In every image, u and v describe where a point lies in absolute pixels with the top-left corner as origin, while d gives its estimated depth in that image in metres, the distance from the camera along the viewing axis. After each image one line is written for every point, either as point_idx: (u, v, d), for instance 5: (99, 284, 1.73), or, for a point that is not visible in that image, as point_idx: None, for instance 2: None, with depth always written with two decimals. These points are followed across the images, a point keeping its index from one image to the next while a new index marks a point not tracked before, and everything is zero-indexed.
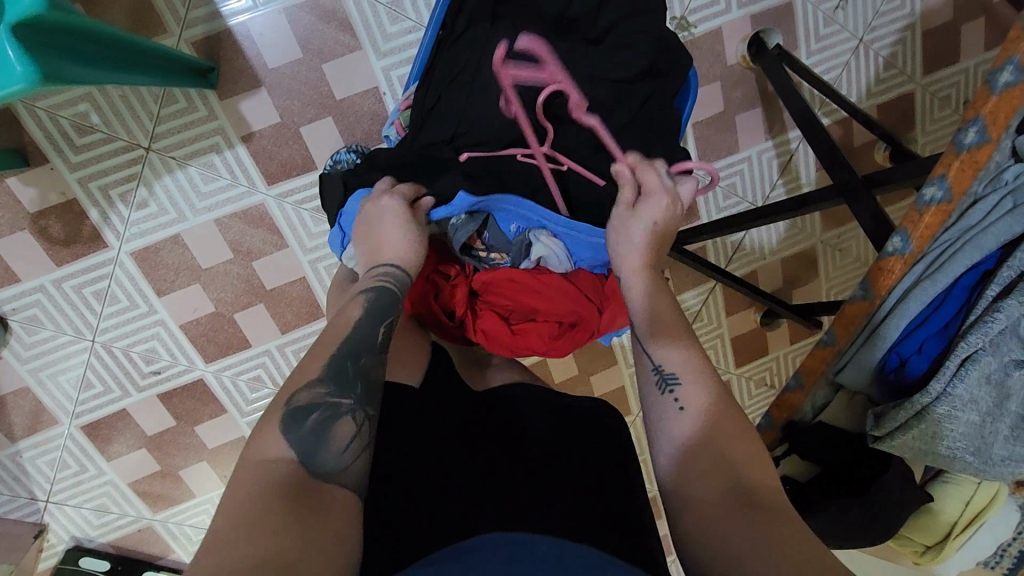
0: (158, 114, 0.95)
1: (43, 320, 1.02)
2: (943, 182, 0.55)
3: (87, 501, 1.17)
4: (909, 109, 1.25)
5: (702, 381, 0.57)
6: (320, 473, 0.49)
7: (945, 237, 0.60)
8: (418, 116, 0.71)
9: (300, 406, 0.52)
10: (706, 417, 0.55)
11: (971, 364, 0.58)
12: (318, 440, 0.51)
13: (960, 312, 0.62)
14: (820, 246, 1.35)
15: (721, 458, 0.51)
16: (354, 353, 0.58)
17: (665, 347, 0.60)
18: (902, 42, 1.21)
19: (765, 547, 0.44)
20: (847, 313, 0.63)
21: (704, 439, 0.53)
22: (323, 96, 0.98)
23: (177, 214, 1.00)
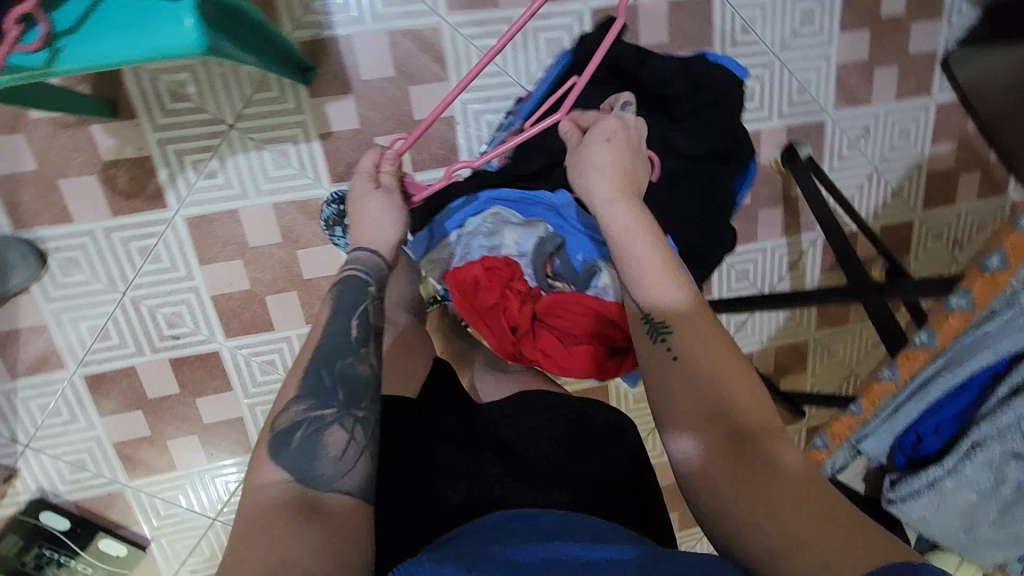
0: (249, 97, 1.01)
1: (82, 265, 1.03)
2: (967, 294, 0.69)
3: (67, 453, 1.15)
4: (906, 235, 1.40)
5: (693, 329, 0.62)
6: (320, 486, 0.56)
7: (969, 337, 0.69)
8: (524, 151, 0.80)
9: (283, 428, 0.59)
10: (701, 362, 0.60)
11: (979, 448, 0.67)
12: (311, 454, 0.58)
13: (974, 404, 0.71)
14: (812, 342, 1.45)
15: (714, 400, 0.58)
16: (328, 360, 0.64)
17: (652, 293, 0.64)
18: (910, 177, 1.36)
19: (755, 493, 0.52)
20: (875, 388, 0.78)
21: (698, 382, 0.59)
22: (403, 114, 1.06)
23: (240, 190, 1.05)
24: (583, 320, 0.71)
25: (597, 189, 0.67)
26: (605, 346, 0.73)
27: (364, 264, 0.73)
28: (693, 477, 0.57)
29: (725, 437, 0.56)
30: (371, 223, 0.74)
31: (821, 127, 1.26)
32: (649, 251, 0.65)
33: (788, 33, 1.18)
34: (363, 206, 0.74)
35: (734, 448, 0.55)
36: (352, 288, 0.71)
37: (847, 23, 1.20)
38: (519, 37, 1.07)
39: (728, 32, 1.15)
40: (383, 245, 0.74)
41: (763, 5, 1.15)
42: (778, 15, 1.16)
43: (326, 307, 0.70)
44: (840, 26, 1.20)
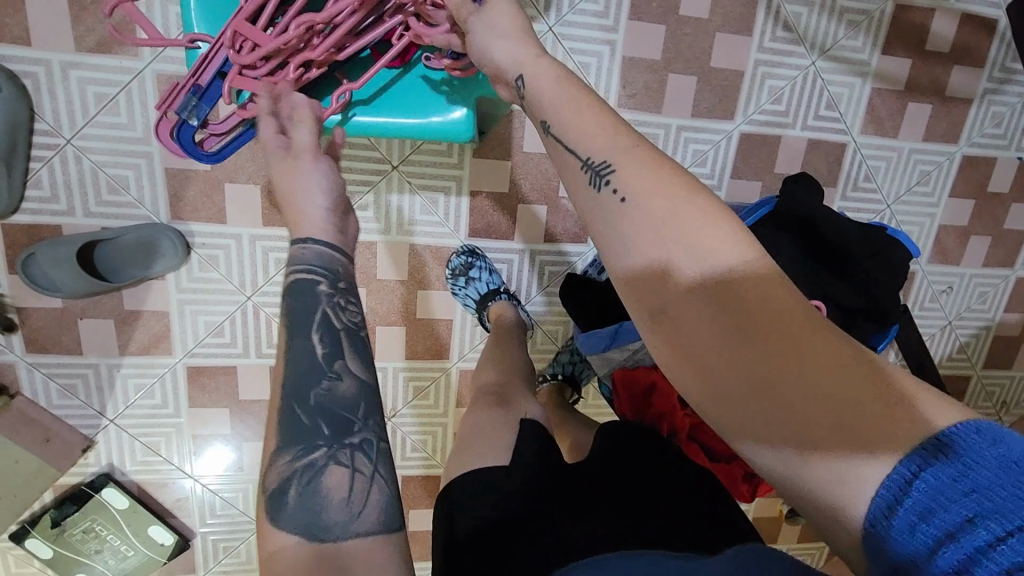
0: (417, 145, 1.07)
1: (220, 263, 1.07)
2: None
3: (145, 435, 1.16)
4: (962, 388, 1.48)
5: (647, 172, 0.48)
6: (334, 535, 0.54)
7: None
8: None
9: (275, 489, 0.56)
10: (659, 217, 0.46)
11: None
12: (313, 503, 0.55)
13: None
14: None
15: (696, 267, 0.45)
16: (300, 394, 0.60)
17: (600, 148, 0.50)
18: (977, 336, 1.44)
19: (765, 386, 0.42)
20: None
21: (659, 239, 0.46)
22: (549, 189, 1.13)
23: (384, 227, 1.10)
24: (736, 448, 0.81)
25: (502, 57, 0.57)
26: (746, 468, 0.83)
27: (306, 261, 0.66)
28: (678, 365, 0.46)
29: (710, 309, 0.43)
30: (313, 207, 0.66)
31: (912, 276, 1.35)
32: (597, 121, 0.51)
33: (903, 188, 1.27)
34: (309, 185, 0.66)
35: (724, 325, 0.43)
36: (303, 291, 0.64)
37: (957, 190, 1.30)
38: (671, 143, 1.14)
39: (852, 176, 1.24)
40: (316, 227, 0.66)
41: (888, 159, 1.24)
42: (899, 171, 1.26)
43: (284, 328, 0.64)
44: (951, 191, 1.29)
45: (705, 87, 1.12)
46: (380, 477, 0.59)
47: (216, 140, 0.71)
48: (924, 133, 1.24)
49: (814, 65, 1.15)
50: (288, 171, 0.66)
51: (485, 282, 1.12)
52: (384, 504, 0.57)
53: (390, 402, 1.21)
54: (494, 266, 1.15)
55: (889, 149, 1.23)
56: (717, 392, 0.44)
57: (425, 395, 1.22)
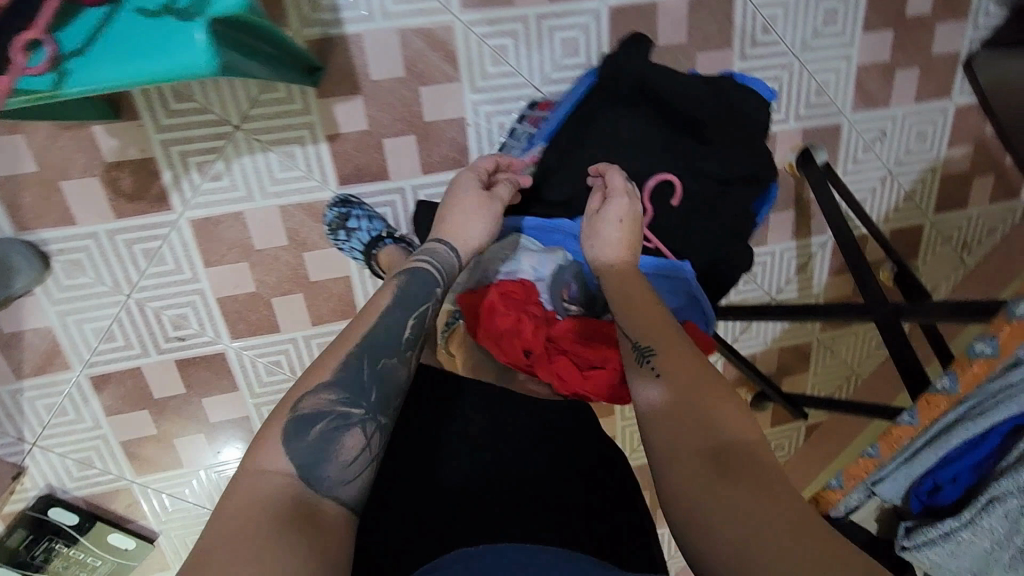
0: (254, 98, 0.97)
1: (86, 266, 1.02)
2: (993, 341, 0.57)
3: (73, 452, 1.15)
4: (914, 239, 1.39)
5: (673, 352, 0.62)
6: (320, 489, 0.57)
7: (989, 386, 0.59)
8: (540, 176, 0.78)
9: (304, 413, 0.59)
10: (679, 385, 0.59)
11: (998, 502, 0.57)
12: (322, 450, 0.58)
13: (994, 454, 0.61)
14: (815, 344, 1.46)
15: (700, 426, 0.56)
16: (373, 355, 0.64)
17: (633, 312, 0.66)
18: (923, 181, 1.34)
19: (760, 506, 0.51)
20: (890, 434, 0.66)
21: (681, 399, 0.58)
22: (413, 116, 1.03)
23: (246, 193, 1.02)
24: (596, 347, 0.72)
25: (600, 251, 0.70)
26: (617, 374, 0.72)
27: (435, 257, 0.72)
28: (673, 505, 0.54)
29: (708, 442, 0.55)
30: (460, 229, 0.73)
31: (838, 129, 1.24)
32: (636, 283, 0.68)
33: (810, 34, 1.15)
34: (469, 206, 0.74)
35: (716, 467, 0.53)
36: (420, 279, 0.70)
37: (870, 23, 1.17)
38: (534, 37, 1.03)
39: (748, 33, 1.12)
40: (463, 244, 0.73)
41: (785, 3, 1.12)
42: (801, 16, 1.13)
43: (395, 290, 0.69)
44: (863, 26, 1.17)
45: None
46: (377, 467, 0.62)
47: None
48: None
49: None
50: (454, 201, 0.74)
51: (367, 230, 1.05)
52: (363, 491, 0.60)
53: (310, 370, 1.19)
54: (375, 211, 1.07)
55: None
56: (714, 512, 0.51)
57: None
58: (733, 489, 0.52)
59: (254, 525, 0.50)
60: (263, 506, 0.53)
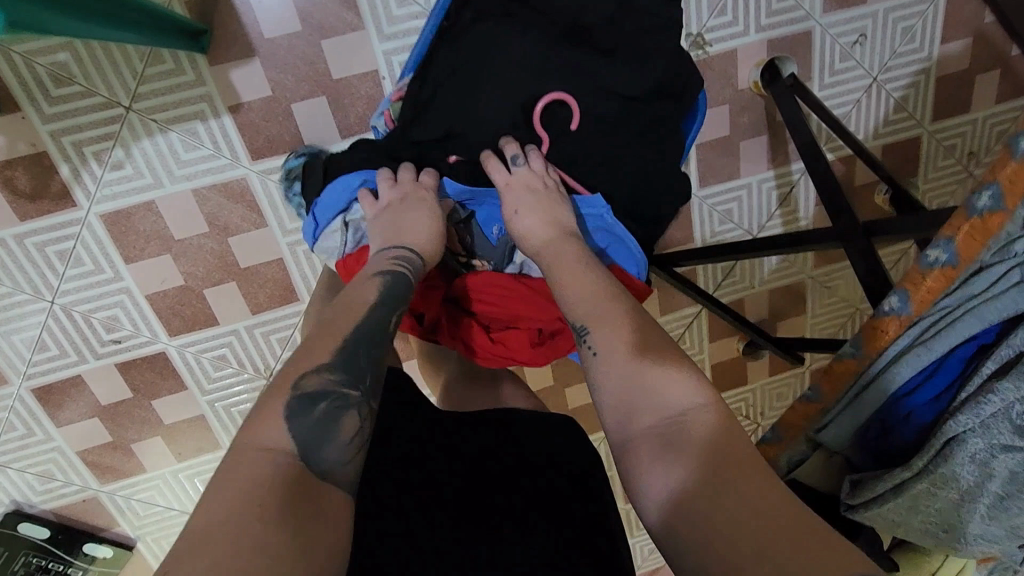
0: (141, 73, 0.90)
1: (1, 275, 0.97)
2: (949, 246, 0.48)
3: (31, 466, 1.13)
4: (915, 153, 1.23)
5: (613, 322, 0.54)
6: (319, 471, 0.44)
7: (943, 303, 0.51)
8: (409, 111, 0.65)
9: (306, 393, 0.47)
10: (620, 357, 0.51)
11: (958, 443, 0.47)
12: (324, 432, 0.46)
13: (956, 383, 0.52)
14: (809, 282, 1.32)
15: (645, 401, 0.49)
16: (370, 341, 0.53)
17: (568, 284, 0.57)
18: (916, 86, 1.18)
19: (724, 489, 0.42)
20: (834, 371, 0.57)
21: (622, 375, 0.51)
22: (319, 74, 0.94)
23: (152, 179, 0.95)
24: (505, 303, 0.65)
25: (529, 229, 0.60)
26: (534, 330, 0.66)
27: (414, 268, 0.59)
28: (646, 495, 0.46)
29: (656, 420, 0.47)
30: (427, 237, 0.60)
31: (805, 37, 1.10)
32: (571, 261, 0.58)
33: None
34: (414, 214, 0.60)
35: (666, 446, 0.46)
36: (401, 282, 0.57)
37: None
38: None
39: None
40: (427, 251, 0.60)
41: None
42: None
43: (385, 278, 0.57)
44: None
45: None
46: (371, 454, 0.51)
47: None
48: None
49: None
50: (394, 213, 0.60)
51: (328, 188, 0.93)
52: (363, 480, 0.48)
53: (259, 362, 1.12)
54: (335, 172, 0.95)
55: None
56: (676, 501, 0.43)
57: (292, 345, 1.12)
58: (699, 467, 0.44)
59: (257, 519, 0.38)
60: (261, 491, 0.40)
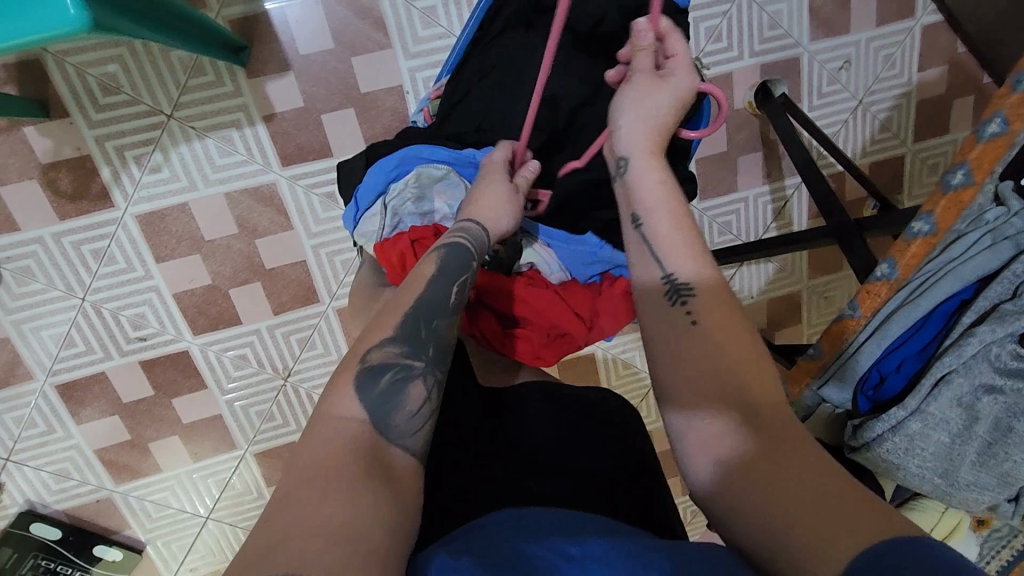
0: (183, 84, 0.97)
1: (36, 273, 1.02)
2: (929, 218, 0.60)
3: (49, 464, 1.14)
4: (900, 171, 1.31)
5: (713, 297, 0.56)
6: (388, 437, 0.49)
7: (929, 267, 0.63)
8: (445, 108, 0.72)
9: (372, 364, 0.52)
10: (720, 331, 0.54)
11: (943, 384, 0.59)
12: (389, 400, 0.50)
13: (939, 335, 0.63)
14: (806, 292, 1.38)
15: (720, 377, 0.52)
16: (426, 316, 0.56)
17: (671, 256, 0.59)
18: (898, 108, 1.27)
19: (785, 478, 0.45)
20: (834, 329, 0.67)
21: (711, 354, 0.53)
22: (348, 88, 1.01)
23: (188, 182, 1.01)
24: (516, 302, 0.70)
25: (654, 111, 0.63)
26: (545, 332, 0.72)
27: (469, 235, 0.62)
28: (706, 477, 0.49)
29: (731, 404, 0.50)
30: (492, 199, 0.63)
31: (795, 63, 1.19)
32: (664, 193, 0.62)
33: None
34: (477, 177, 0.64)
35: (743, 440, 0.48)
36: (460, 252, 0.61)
37: None
38: None
39: None
40: (486, 212, 0.63)
41: None
42: None
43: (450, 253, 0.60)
44: None
45: None
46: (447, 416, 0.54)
47: None
48: None
49: None
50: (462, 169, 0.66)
51: None
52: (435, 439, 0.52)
53: (279, 362, 1.16)
54: None
55: None
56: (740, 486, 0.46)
57: (310, 345, 1.15)
58: (768, 462, 0.46)
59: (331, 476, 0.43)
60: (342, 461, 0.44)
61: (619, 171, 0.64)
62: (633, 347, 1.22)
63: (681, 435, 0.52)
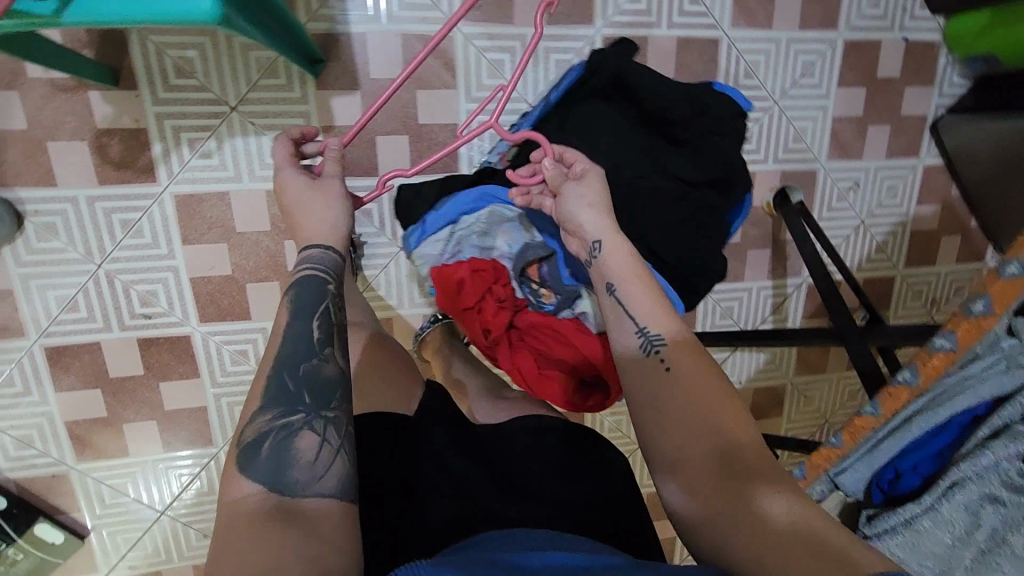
0: (254, 82, 1.01)
1: (59, 231, 1.00)
2: (951, 337, 0.70)
3: (13, 428, 1.09)
4: (888, 291, 1.42)
5: (681, 342, 0.64)
6: (292, 491, 0.57)
7: (948, 380, 0.71)
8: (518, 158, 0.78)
9: (251, 440, 0.59)
10: (686, 371, 0.63)
11: (957, 488, 0.68)
12: (282, 461, 0.58)
13: (951, 442, 0.73)
14: (790, 387, 1.45)
15: (694, 415, 0.61)
16: (292, 366, 0.64)
17: (639, 305, 0.66)
18: (894, 234, 1.38)
19: (763, 511, 0.54)
20: (855, 424, 0.77)
21: (687, 396, 0.62)
22: (407, 117, 1.07)
23: (234, 174, 1.03)
24: (556, 346, 0.74)
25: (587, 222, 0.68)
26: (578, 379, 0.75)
27: (316, 263, 0.74)
28: (692, 507, 0.59)
29: (710, 442, 0.59)
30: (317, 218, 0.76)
31: (812, 176, 1.30)
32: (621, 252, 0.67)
33: (789, 82, 1.22)
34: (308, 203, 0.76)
35: (726, 469, 0.58)
36: (311, 288, 0.71)
37: (845, 78, 1.25)
38: (531, 55, 1.08)
39: (732, 73, 1.18)
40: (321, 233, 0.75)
41: (767, 51, 1.19)
42: (781, 64, 1.20)
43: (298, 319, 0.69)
44: (839, 80, 1.24)
45: None
46: (347, 446, 0.62)
47: None
48: (801, 20, 1.18)
49: None
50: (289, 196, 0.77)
51: None
52: (345, 468, 0.61)
53: None
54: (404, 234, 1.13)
55: (766, 41, 1.18)
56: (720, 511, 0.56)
57: None
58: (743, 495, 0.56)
59: (247, 535, 0.52)
60: (255, 522, 0.53)
61: (593, 253, 0.68)
62: (623, 411, 1.25)
63: (669, 476, 0.61)
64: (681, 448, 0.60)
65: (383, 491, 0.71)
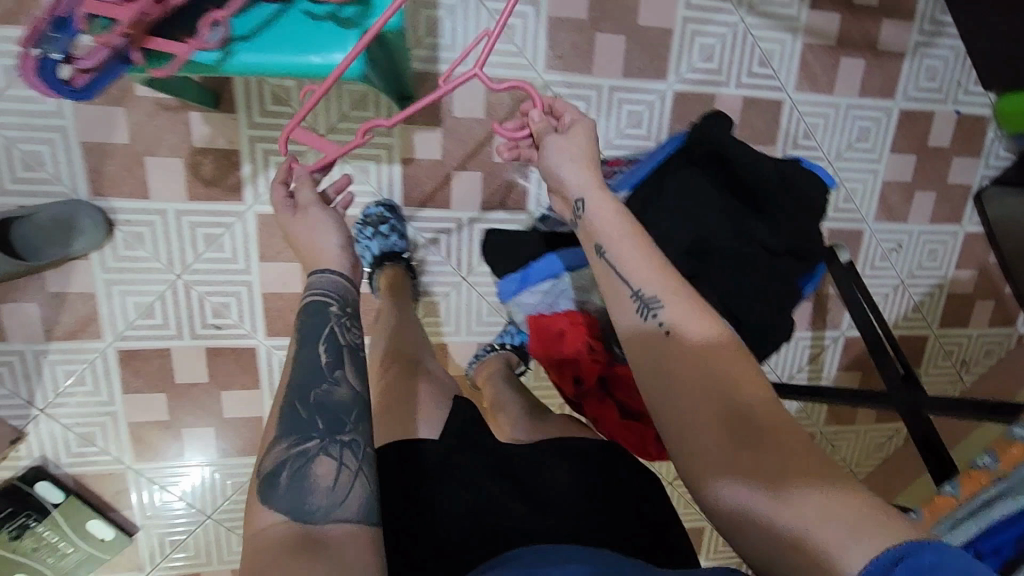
0: (344, 112, 1.05)
1: (146, 240, 1.05)
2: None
3: (79, 425, 1.12)
4: (922, 349, 1.46)
5: (680, 299, 0.58)
6: (314, 519, 0.55)
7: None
8: None
9: (269, 472, 0.58)
10: (689, 331, 0.56)
11: None
12: (301, 490, 0.57)
13: None
14: (819, 436, 1.48)
15: (704, 385, 0.54)
16: (301, 395, 0.63)
17: (630, 263, 0.60)
18: (931, 295, 1.43)
19: (778, 483, 0.49)
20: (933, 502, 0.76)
21: (688, 363, 0.55)
22: (483, 155, 1.11)
23: None
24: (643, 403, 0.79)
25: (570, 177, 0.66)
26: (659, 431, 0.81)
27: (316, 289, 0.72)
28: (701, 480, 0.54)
29: (720, 406, 0.53)
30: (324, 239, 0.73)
31: (858, 235, 1.34)
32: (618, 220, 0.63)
33: (844, 144, 1.27)
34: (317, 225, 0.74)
35: (736, 432, 0.52)
36: (316, 312, 0.69)
37: (897, 145, 1.30)
38: (605, 105, 1.13)
39: (792, 133, 1.23)
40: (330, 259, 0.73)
41: (827, 115, 1.24)
42: (838, 128, 1.25)
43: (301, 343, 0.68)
44: (892, 146, 1.29)
45: (636, 45, 1.11)
46: (368, 466, 0.61)
47: (84, 78, 0.63)
48: (861, 88, 1.23)
49: (744, 22, 1.15)
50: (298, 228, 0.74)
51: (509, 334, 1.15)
52: (365, 492, 0.59)
53: None
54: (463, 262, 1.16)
55: (827, 105, 1.23)
56: (729, 489, 0.51)
57: None
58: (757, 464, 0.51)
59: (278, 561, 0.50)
60: (284, 551, 0.51)
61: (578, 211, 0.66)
62: None
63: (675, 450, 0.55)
64: (687, 417, 0.54)
65: (414, 507, 0.68)
